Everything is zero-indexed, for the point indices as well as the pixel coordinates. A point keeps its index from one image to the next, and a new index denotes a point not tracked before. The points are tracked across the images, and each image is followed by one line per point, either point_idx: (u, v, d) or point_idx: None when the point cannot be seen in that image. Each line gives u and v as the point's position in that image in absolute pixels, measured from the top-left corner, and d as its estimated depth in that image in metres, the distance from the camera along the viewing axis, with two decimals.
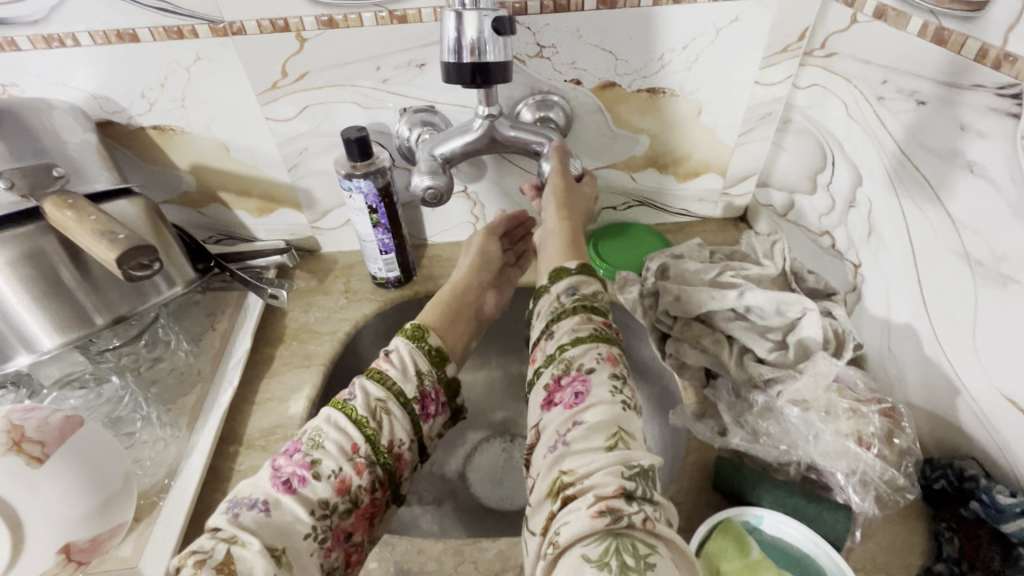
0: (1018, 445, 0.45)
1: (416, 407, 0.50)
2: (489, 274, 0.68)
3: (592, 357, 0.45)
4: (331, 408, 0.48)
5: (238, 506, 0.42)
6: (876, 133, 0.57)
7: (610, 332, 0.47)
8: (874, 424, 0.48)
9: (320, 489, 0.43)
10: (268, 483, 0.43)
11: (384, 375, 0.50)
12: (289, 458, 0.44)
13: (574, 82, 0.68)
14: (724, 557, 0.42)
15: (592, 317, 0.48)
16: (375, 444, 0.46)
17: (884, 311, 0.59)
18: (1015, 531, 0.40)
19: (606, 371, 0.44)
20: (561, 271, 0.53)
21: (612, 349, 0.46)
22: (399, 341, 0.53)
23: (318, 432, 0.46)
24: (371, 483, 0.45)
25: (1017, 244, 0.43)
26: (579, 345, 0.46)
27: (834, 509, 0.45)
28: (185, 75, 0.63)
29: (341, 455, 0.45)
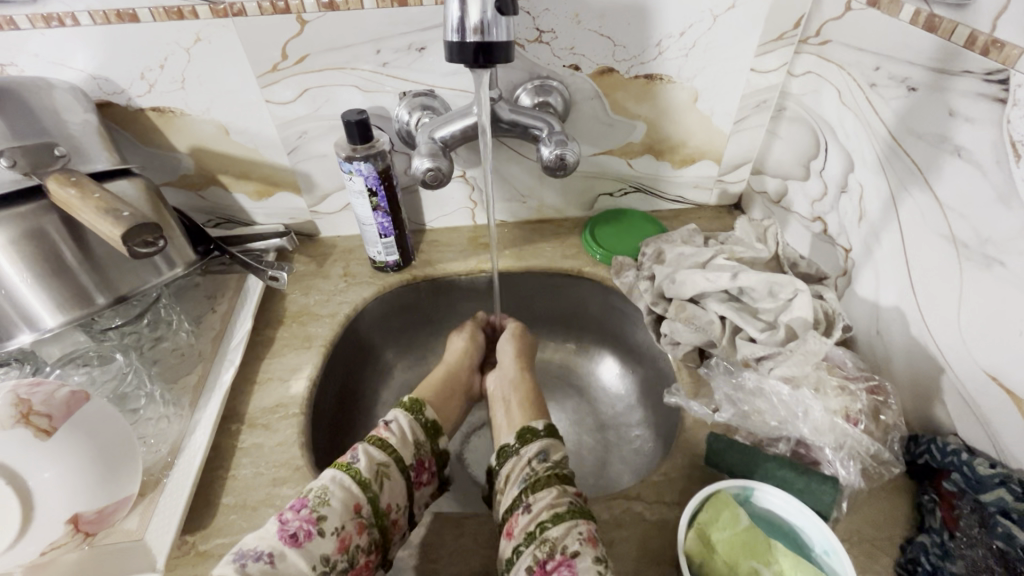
0: (997, 420, 0.47)
1: (412, 473, 0.52)
2: (475, 363, 0.70)
3: (574, 537, 0.44)
4: (336, 469, 0.49)
5: (244, 556, 0.42)
6: (868, 120, 0.58)
7: (581, 505, 0.47)
8: (861, 401, 0.50)
9: (324, 545, 0.44)
10: (274, 534, 0.44)
11: (385, 442, 0.52)
12: (296, 512, 0.45)
13: (573, 68, 0.68)
14: (715, 526, 0.44)
15: (565, 486, 0.49)
16: (375, 504, 0.48)
17: (874, 294, 0.60)
18: (993, 499, 0.42)
19: (589, 555, 0.43)
20: (529, 432, 0.55)
21: (592, 527, 0.45)
22: (398, 413, 0.55)
23: (324, 489, 0.47)
24: (368, 544, 0.46)
25: (1002, 227, 0.44)
26: (560, 523, 0.45)
27: (822, 481, 0.47)
28: (185, 56, 0.63)
29: (344, 513, 0.46)
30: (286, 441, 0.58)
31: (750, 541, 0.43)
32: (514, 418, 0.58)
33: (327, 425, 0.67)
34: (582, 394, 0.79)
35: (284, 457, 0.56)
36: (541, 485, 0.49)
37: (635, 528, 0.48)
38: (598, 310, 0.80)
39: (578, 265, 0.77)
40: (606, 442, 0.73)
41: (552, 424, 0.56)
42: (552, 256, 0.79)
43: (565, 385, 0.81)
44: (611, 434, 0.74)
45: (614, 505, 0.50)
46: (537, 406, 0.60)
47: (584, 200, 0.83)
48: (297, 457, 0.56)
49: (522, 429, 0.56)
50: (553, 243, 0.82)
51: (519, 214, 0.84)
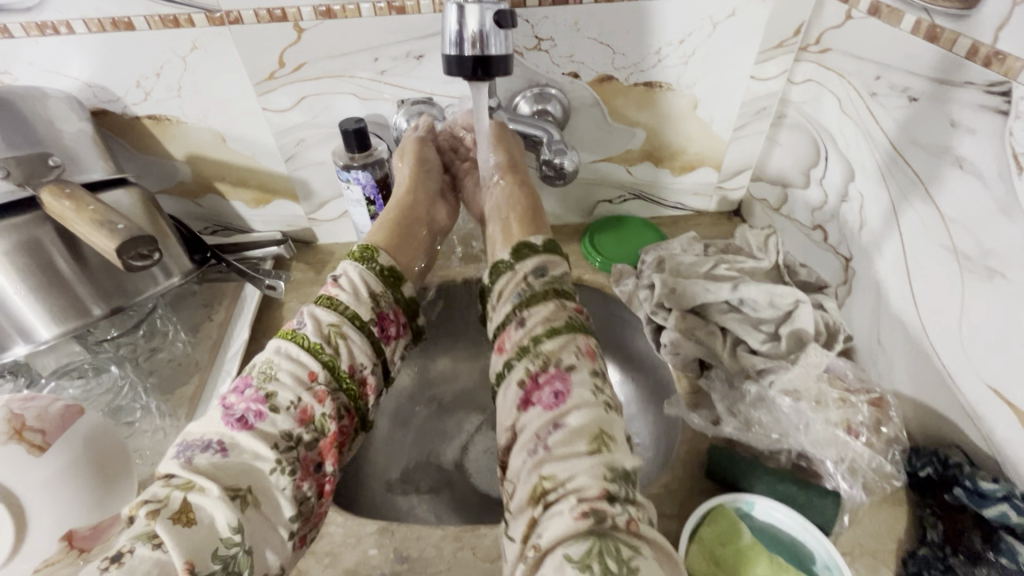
0: (1000, 434, 0.46)
1: (374, 329, 0.52)
2: (432, 189, 0.69)
3: (573, 352, 0.46)
4: (281, 339, 0.49)
5: (190, 449, 0.42)
6: (868, 129, 0.58)
7: (582, 320, 0.49)
8: (862, 413, 0.50)
9: (282, 421, 0.44)
10: (220, 421, 0.44)
11: (335, 300, 0.51)
12: (241, 395, 0.45)
13: (572, 75, 0.68)
14: (718, 542, 0.44)
15: (564, 302, 0.50)
16: (334, 369, 0.48)
17: (874, 305, 0.60)
18: (996, 515, 0.42)
19: (587, 366, 0.45)
20: (526, 248, 0.55)
21: (590, 342, 0.47)
22: (348, 266, 0.55)
23: (268, 364, 0.47)
24: (334, 410, 0.47)
25: (1004, 239, 0.44)
26: (556, 337, 0.47)
27: (822, 494, 0.46)
28: (181, 64, 0.63)
29: (296, 385, 0.46)
30: None
31: (752, 556, 0.42)
32: (511, 232, 0.59)
33: None
34: None
35: None
36: (536, 300, 0.50)
37: None
38: (598, 317, 0.79)
39: (577, 273, 0.77)
40: None
41: (550, 240, 0.57)
42: None
43: None
44: None
45: None
46: (533, 220, 0.60)
47: (583, 207, 0.83)
48: None
49: (517, 243, 0.56)
50: None
51: None
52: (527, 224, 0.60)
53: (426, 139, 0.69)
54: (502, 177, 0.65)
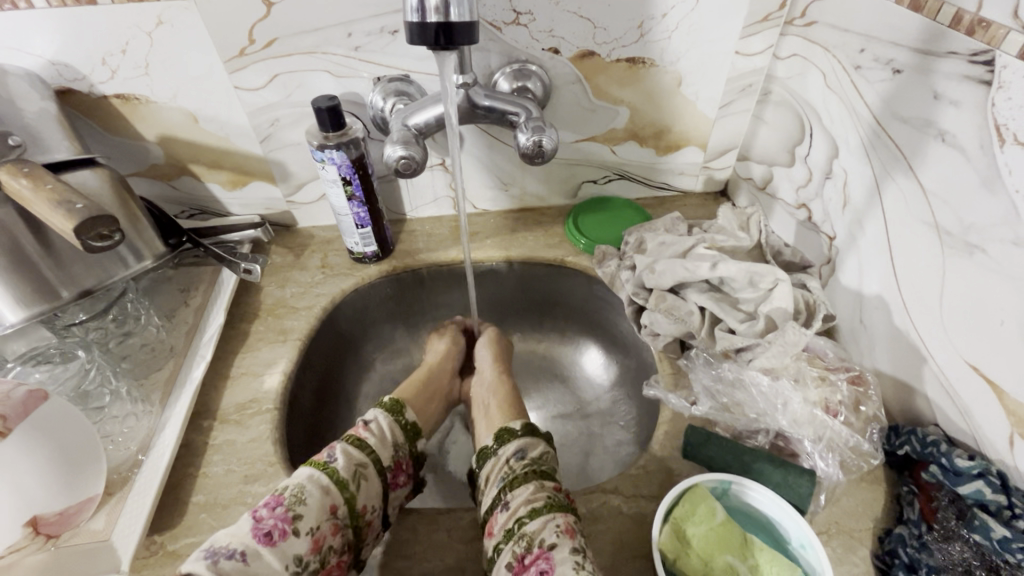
0: (978, 411, 0.46)
1: (389, 475, 0.51)
2: (455, 364, 0.70)
3: (551, 530, 0.43)
4: (313, 467, 0.47)
5: (216, 554, 0.40)
6: (852, 104, 0.57)
7: (560, 497, 0.46)
8: (842, 391, 0.50)
9: (297, 545, 0.42)
10: (246, 532, 0.42)
11: (364, 441, 0.51)
12: (271, 509, 0.43)
13: (552, 51, 0.66)
14: (690, 520, 0.43)
15: (544, 481, 0.48)
16: (352, 506, 0.46)
17: (857, 283, 0.59)
18: (970, 492, 0.42)
19: (567, 545, 0.42)
20: (506, 431, 0.53)
21: (570, 519, 0.44)
22: (378, 413, 0.54)
23: (301, 487, 0.45)
24: (342, 544, 0.45)
25: (985, 214, 0.43)
26: (536, 517, 0.44)
27: (799, 473, 0.46)
28: (147, 40, 0.61)
29: (320, 512, 0.44)
30: (259, 438, 0.56)
31: (727, 534, 0.42)
32: (493, 418, 0.57)
33: (304, 420, 0.65)
34: (566, 384, 0.79)
35: (256, 454, 0.55)
36: (518, 483, 0.47)
37: (612, 522, 0.47)
38: (583, 299, 0.79)
39: (560, 255, 0.76)
40: (589, 432, 0.73)
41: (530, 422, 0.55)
42: (534, 246, 0.78)
43: (549, 374, 0.80)
44: (595, 424, 0.73)
45: (591, 500, 0.49)
46: (517, 402, 0.60)
47: (567, 188, 0.82)
48: (270, 454, 0.55)
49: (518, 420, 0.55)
50: (536, 232, 0.80)
51: (501, 203, 0.83)
52: (510, 406, 0.59)
53: (461, 327, 0.75)
54: (489, 369, 0.66)
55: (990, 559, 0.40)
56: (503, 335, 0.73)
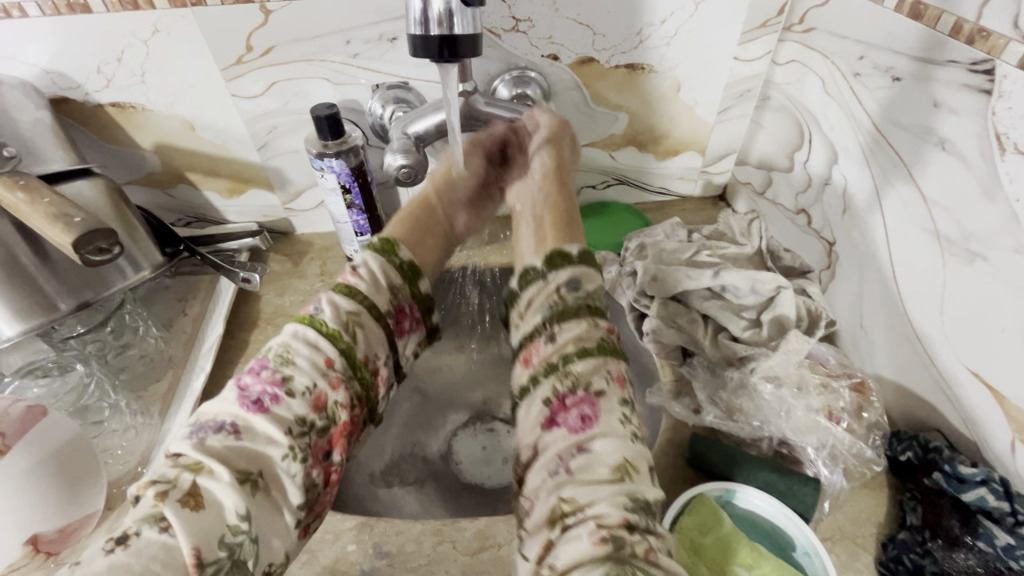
0: (980, 417, 0.46)
1: (390, 321, 0.51)
2: (467, 203, 0.68)
3: (603, 377, 0.44)
4: (299, 323, 0.47)
5: (202, 430, 0.41)
6: (851, 110, 0.57)
7: (613, 342, 0.47)
8: (843, 398, 0.49)
9: (295, 406, 0.43)
10: (235, 402, 0.42)
11: (353, 288, 0.49)
12: (257, 376, 0.44)
13: (551, 58, 0.66)
14: (697, 531, 0.44)
15: (596, 320, 0.47)
16: (349, 357, 0.46)
17: (857, 289, 0.59)
18: (973, 499, 0.41)
19: (615, 395, 0.43)
20: (558, 254, 0.52)
21: (621, 368, 0.45)
22: (367, 256, 0.53)
23: (288, 347, 0.45)
24: (349, 399, 0.45)
25: (985, 222, 0.44)
26: (587, 359, 0.44)
27: (805, 482, 0.46)
28: (143, 48, 0.60)
29: (315, 371, 0.44)
30: None
31: (734, 545, 0.42)
32: (544, 239, 0.56)
33: None
34: None
35: None
36: (563, 318, 0.47)
37: None
38: None
39: None
40: None
41: (586, 248, 0.53)
42: None
43: None
44: None
45: None
46: (562, 223, 0.57)
47: None
48: None
49: (550, 252, 0.53)
50: None
51: None
52: (559, 231, 0.56)
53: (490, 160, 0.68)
54: (540, 176, 0.64)
55: (994, 565, 0.41)
56: (559, 155, 0.64)
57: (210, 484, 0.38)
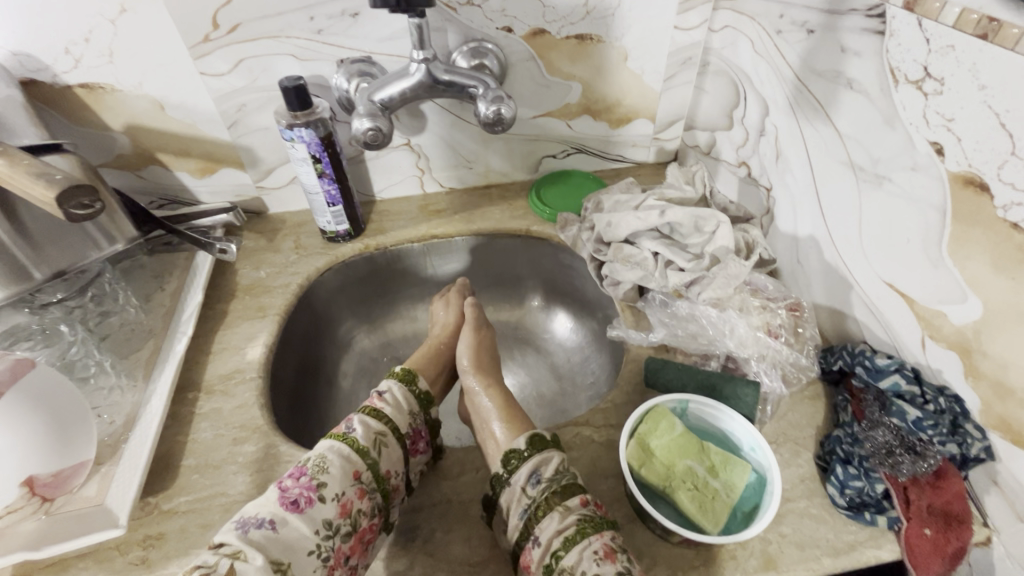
0: (896, 323, 0.52)
1: (408, 441, 0.54)
2: None
3: (590, 560, 0.43)
4: (332, 439, 0.50)
5: (246, 524, 0.44)
6: (777, 65, 0.63)
7: (592, 513, 0.46)
8: (780, 316, 0.55)
9: (325, 510, 0.46)
10: (275, 501, 0.45)
11: (380, 411, 0.54)
12: (296, 479, 0.47)
13: (506, 30, 0.71)
14: (652, 434, 0.48)
15: (568, 502, 0.47)
16: (375, 470, 0.50)
17: (792, 228, 0.65)
18: (889, 385, 0.47)
19: (610, 572, 0.42)
20: (513, 454, 0.51)
21: (606, 540, 0.44)
22: (390, 383, 0.57)
23: (322, 458, 0.48)
24: (371, 508, 0.48)
25: (888, 147, 0.50)
26: (572, 549, 0.44)
27: (745, 386, 0.51)
28: (111, 28, 0.62)
29: (344, 480, 0.48)
30: (245, 405, 0.59)
31: (683, 443, 0.47)
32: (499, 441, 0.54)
33: (287, 390, 0.68)
34: (540, 347, 0.85)
35: (244, 418, 0.57)
36: (540, 517, 0.46)
37: (585, 450, 0.52)
38: (551, 267, 0.84)
39: (525, 225, 0.81)
40: (562, 389, 0.79)
41: (538, 434, 0.52)
42: (501, 217, 0.82)
43: (523, 340, 0.86)
44: (567, 383, 0.80)
45: (566, 431, 0.54)
46: (516, 411, 0.58)
47: (528, 163, 0.86)
48: (256, 416, 0.58)
49: (530, 433, 0.52)
50: (501, 206, 0.85)
51: (467, 180, 0.87)
52: (513, 421, 0.56)
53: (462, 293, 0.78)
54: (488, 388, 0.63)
55: (908, 440, 0.46)
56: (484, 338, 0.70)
57: (243, 567, 0.41)
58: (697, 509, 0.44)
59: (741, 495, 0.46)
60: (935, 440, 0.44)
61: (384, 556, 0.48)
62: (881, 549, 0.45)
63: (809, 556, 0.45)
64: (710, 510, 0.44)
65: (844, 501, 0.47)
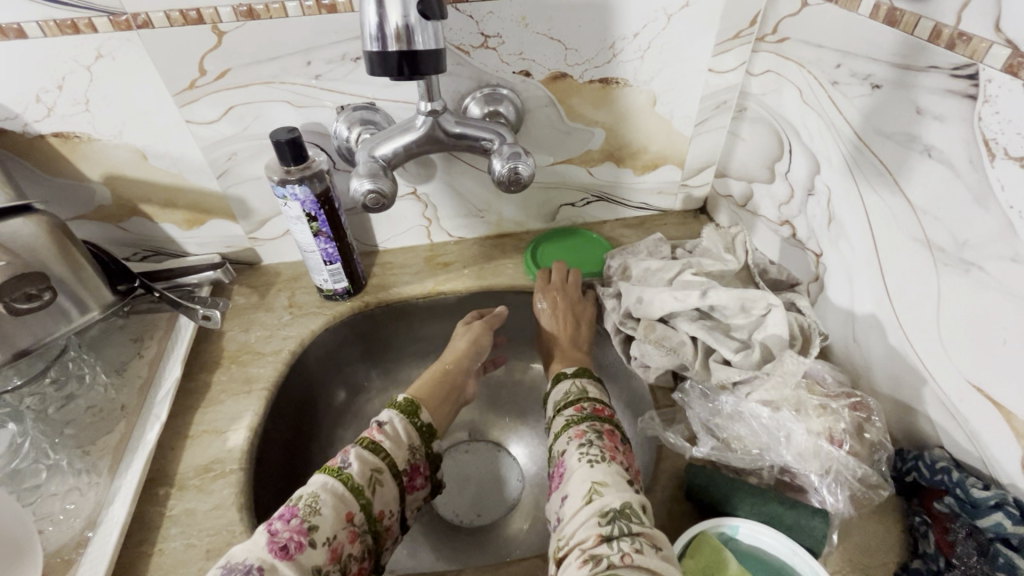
0: (986, 434, 0.44)
1: (405, 478, 0.52)
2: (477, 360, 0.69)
3: (564, 440, 0.50)
4: (326, 475, 0.47)
5: (231, 572, 0.40)
6: (831, 119, 0.56)
7: (583, 413, 0.52)
8: (844, 419, 0.47)
9: (315, 557, 0.42)
10: (263, 547, 0.42)
11: (379, 446, 0.51)
12: (286, 522, 0.43)
13: (523, 74, 0.64)
14: (702, 574, 0.40)
15: (564, 409, 0.54)
16: (368, 512, 0.47)
17: (847, 302, 0.58)
18: (990, 525, 0.40)
19: (575, 444, 0.49)
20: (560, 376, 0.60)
21: (580, 427, 0.50)
22: (392, 414, 0.55)
23: (315, 497, 0.45)
24: (360, 552, 0.46)
25: (978, 230, 0.42)
26: (557, 438, 0.51)
27: (811, 514, 0.43)
28: (87, 75, 0.56)
29: (337, 523, 0.45)
30: (223, 505, 0.51)
31: None
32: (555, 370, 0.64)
33: (274, 475, 0.60)
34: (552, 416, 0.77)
35: (220, 524, 0.50)
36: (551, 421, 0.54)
37: None
38: None
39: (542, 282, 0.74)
40: None
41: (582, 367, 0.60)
42: (515, 273, 0.76)
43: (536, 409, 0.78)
44: None
45: None
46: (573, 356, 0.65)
47: (545, 212, 0.79)
48: (235, 521, 0.50)
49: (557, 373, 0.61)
50: (515, 258, 0.78)
51: (477, 230, 0.80)
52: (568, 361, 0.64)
53: (488, 327, 0.70)
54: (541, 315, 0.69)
55: None
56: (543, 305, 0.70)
57: None
58: None
59: None
60: None
61: None
62: None
63: None
64: None
65: None
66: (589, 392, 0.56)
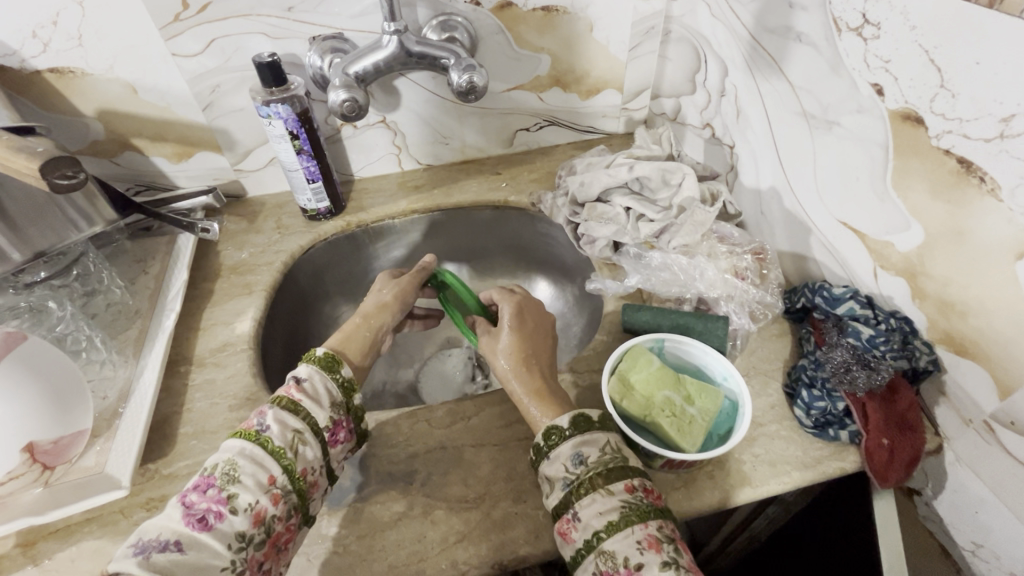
0: (851, 258, 0.56)
1: (328, 434, 0.48)
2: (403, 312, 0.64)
3: (632, 546, 0.39)
4: (244, 439, 0.45)
5: (147, 548, 0.38)
6: (732, 26, 0.66)
7: (639, 501, 0.42)
8: (745, 260, 0.60)
9: (236, 523, 0.41)
10: (178, 520, 0.40)
11: (299, 404, 0.47)
12: (203, 493, 0.41)
13: (473, 3, 0.73)
14: (631, 369, 0.51)
15: (612, 486, 0.43)
16: (290, 473, 0.44)
17: (755, 182, 0.69)
18: (845, 311, 0.52)
19: (655, 561, 0.38)
20: (580, 415, 0.47)
21: (651, 530, 0.40)
22: (311, 369, 0.50)
23: (233, 463, 0.43)
24: (286, 511, 0.43)
25: (835, 93, 0.53)
26: (614, 533, 0.40)
27: (716, 319, 0.55)
28: (78, 10, 0.62)
29: (258, 487, 0.43)
30: (238, 373, 0.60)
31: (661, 375, 0.50)
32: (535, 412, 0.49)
33: (277, 363, 0.69)
34: None
35: (238, 387, 0.59)
36: (586, 495, 0.42)
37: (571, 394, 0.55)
38: (531, 238, 0.87)
39: (502, 197, 0.83)
40: None
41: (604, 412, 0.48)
42: (478, 190, 0.85)
43: None
44: None
45: None
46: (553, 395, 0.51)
47: (503, 137, 0.89)
48: (251, 384, 0.59)
49: (574, 411, 0.47)
50: (477, 179, 0.87)
51: (444, 156, 0.89)
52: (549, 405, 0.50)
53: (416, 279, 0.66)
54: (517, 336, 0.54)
55: (863, 356, 0.50)
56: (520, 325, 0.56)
57: None
58: (676, 434, 0.47)
59: (716, 420, 0.49)
60: (887, 356, 0.48)
61: (384, 499, 0.49)
62: (844, 461, 0.49)
63: (781, 471, 0.49)
64: (688, 433, 0.47)
65: (811, 421, 0.51)
66: (626, 455, 0.45)
